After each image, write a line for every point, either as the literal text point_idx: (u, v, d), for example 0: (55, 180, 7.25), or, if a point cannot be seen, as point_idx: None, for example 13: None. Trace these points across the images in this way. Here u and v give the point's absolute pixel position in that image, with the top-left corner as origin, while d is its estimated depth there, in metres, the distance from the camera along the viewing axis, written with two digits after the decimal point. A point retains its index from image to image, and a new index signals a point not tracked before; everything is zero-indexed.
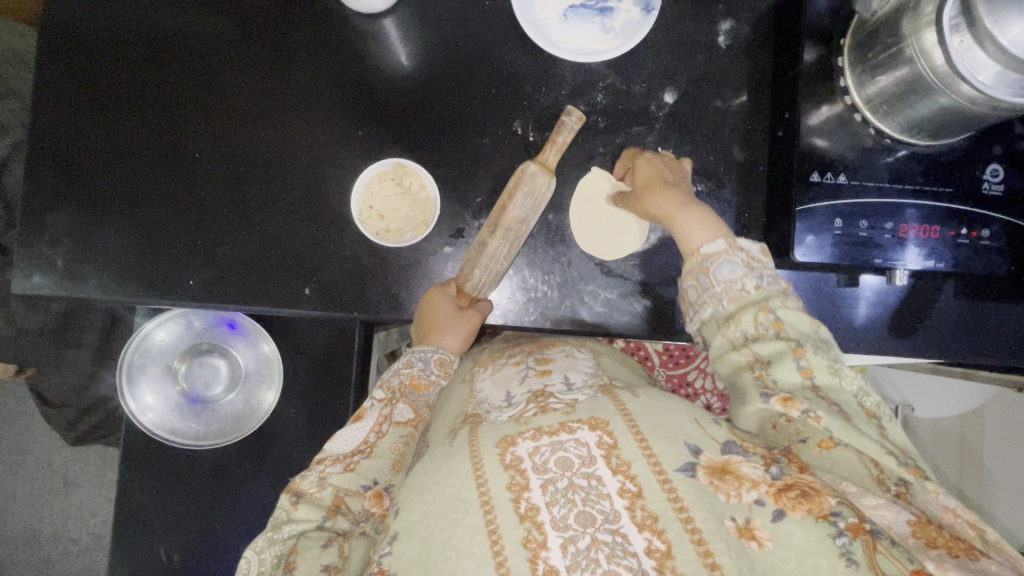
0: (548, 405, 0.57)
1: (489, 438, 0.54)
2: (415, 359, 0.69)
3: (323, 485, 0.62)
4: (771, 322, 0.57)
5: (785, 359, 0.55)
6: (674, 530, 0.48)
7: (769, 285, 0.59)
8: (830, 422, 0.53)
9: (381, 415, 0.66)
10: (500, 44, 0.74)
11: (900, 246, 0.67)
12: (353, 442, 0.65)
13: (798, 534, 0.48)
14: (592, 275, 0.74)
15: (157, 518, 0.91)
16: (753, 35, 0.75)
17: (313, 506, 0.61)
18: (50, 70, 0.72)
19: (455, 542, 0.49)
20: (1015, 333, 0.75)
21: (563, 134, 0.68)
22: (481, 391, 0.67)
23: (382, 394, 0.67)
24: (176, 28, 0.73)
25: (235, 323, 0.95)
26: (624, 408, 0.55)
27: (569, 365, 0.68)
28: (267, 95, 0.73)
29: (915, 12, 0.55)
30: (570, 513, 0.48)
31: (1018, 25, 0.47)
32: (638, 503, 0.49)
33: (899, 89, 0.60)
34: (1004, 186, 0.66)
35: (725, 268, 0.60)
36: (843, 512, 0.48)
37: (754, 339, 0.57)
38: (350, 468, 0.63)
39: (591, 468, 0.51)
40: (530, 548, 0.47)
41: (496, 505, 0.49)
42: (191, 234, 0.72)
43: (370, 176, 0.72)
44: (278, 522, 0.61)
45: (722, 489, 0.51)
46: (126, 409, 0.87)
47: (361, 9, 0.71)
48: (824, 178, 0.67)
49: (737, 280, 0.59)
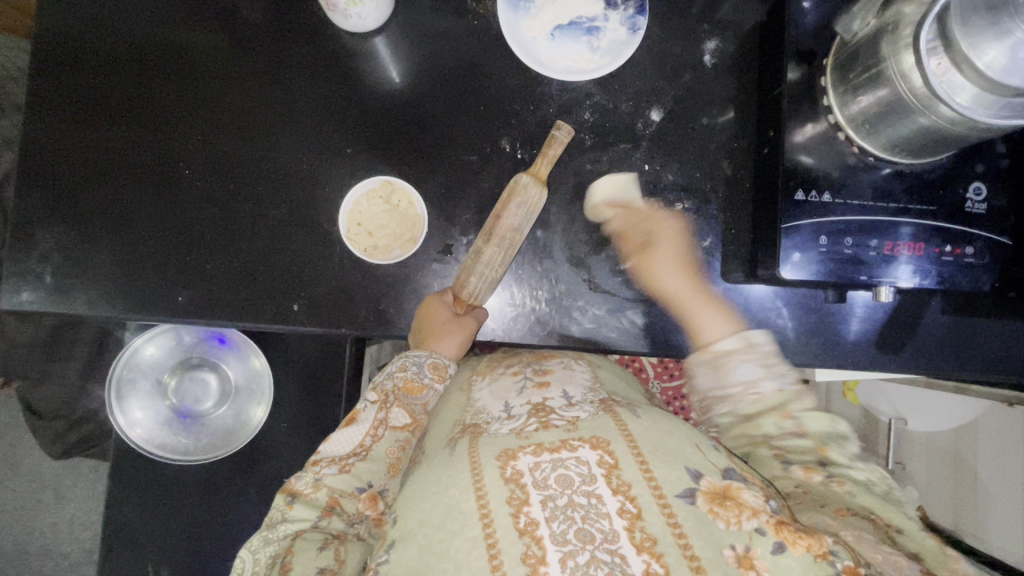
0: (549, 422, 0.57)
1: (491, 449, 0.55)
2: (408, 362, 0.70)
3: (318, 485, 0.63)
4: (792, 426, 0.63)
5: (808, 451, 0.62)
6: (673, 555, 0.47)
7: (788, 386, 0.64)
8: (851, 488, 0.59)
9: (377, 419, 0.67)
10: (489, 63, 0.75)
11: (887, 263, 0.67)
12: (348, 443, 0.66)
13: (796, 571, 0.48)
14: (580, 290, 0.75)
15: (145, 533, 0.90)
16: (737, 54, 0.76)
17: (308, 506, 0.62)
18: (45, 82, 0.73)
19: (453, 554, 0.48)
20: (1002, 349, 0.75)
21: (554, 147, 0.70)
22: (478, 400, 0.68)
23: (375, 396, 0.68)
24: (171, 41, 0.74)
25: (226, 338, 0.95)
26: (625, 428, 0.56)
27: (568, 378, 0.69)
28: (260, 112, 0.74)
29: (894, 36, 0.56)
30: (569, 529, 0.48)
31: (993, 49, 0.49)
32: (637, 525, 0.49)
33: (880, 110, 0.61)
34: (987, 204, 0.66)
35: (742, 369, 0.65)
36: (839, 553, 0.49)
37: (774, 437, 0.63)
38: (346, 468, 0.64)
39: (591, 487, 0.51)
40: (529, 563, 0.47)
41: (495, 518, 0.49)
42: (181, 251, 0.72)
43: (358, 195, 0.72)
44: (273, 521, 0.62)
45: (722, 516, 0.51)
46: (115, 424, 0.88)
47: (351, 28, 0.72)
48: (808, 197, 0.67)
49: (756, 382, 0.65)
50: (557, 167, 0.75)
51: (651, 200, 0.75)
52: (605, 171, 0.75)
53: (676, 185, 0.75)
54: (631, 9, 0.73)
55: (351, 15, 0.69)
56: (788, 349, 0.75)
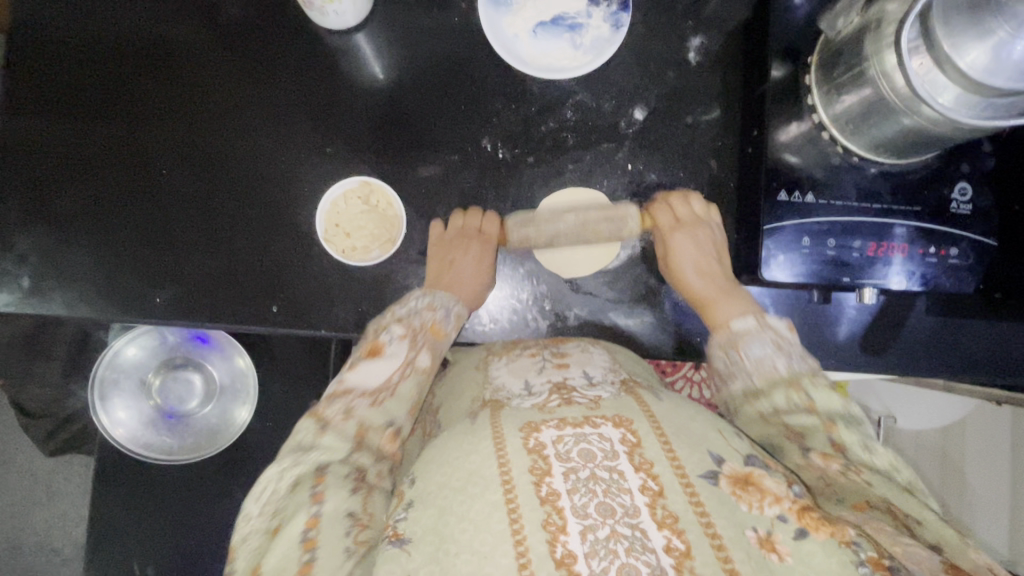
0: (572, 398, 0.54)
1: (512, 421, 0.52)
2: (436, 303, 0.67)
3: (349, 415, 0.58)
4: (803, 401, 0.57)
5: (817, 433, 0.55)
6: (693, 532, 0.44)
7: (798, 364, 0.60)
8: (871, 476, 0.52)
9: (405, 359, 0.63)
10: (469, 60, 0.74)
11: (870, 265, 0.67)
12: (373, 377, 0.61)
13: (819, 556, 0.45)
14: (561, 291, 0.74)
15: (132, 531, 0.90)
16: (722, 52, 0.75)
17: (338, 435, 0.57)
18: (21, 75, 0.72)
19: (473, 514, 0.45)
20: (989, 351, 0.74)
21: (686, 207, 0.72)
22: (496, 378, 0.62)
23: (402, 330, 0.64)
24: (145, 33, 0.73)
25: (207, 337, 0.95)
26: (649, 410, 0.53)
27: (587, 359, 0.63)
28: (236, 109, 0.73)
29: (877, 34, 0.54)
30: (590, 502, 0.44)
31: (974, 49, 0.49)
32: (659, 502, 0.45)
33: (862, 108, 0.60)
34: (971, 205, 0.66)
35: (754, 346, 0.61)
36: (864, 543, 0.46)
37: (784, 413, 0.57)
38: (374, 403, 0.59)
39: (613, 462, 0.47)
40: (549, 530, 0.43)
41: (517, 485, 0.46)
42: (157, 252, 0.72)
43: (336, 195, 0.71)
44: (302, 447, 0.56)
45: (745, 499, 0.47)
46: (98, 425, 0.88)
47: (330, 26, 0.71)
48: (791, 198, 0.66)
49: (768, 358, 0.60)
50: (538, 168, 0.74)
51: (634, 200, 0.75)
52: (587, 171, 0.74)
53: (660, 185, 0.75)
54: (614, 5, 0.72)
55: (329, 12, 0.68)
56: None
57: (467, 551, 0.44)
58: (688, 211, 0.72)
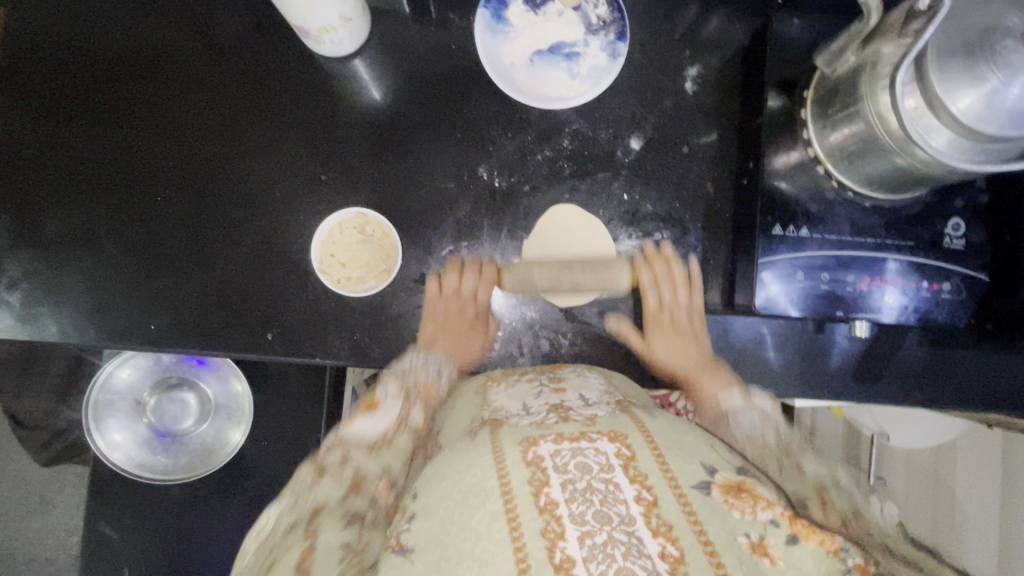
0: (569, 416, 0.53)
1: (511, 436, 0.51)
2: (429, 363, 0.70)
3: (346, 463, 0.59)
4: (802, 441, 0.61)
5: (815, 462, 0.58)
6: (687, 540, 0.44)
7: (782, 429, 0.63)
8: (872, 519, 0.53)
9: (399, 414, 0.65)
10: (466, 87, 0.73)
11: (864, 298, 0.67)
12: (370, 429, 0.63)
13: (807, 564, 0.45)
14: (557, 320, 0.74)
15: (124, 548, 0.90)
16: (720, 81, 0.75)
17: (335, 481, 0.58)
18: (20, 90, 0.72)
19: (474, 523, 0.46)
20: (984, 383, 0.74)
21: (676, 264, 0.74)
22: (495, 400, 0.61)
23: (396, 388, 0.67)
24: (143, 51, 0.73)
25: (203, 358, 0.95)
26: (643, 427, 0.52)
27: (584, 384, 0.62)
28: (234, 131, 0.73)
29: (872, 73, 0.54)
30: (587, 510, 0.44)
31: (968, 96, 0.49)
32: (653, 511, 0.45)
33: (856, 147, 0.60)
34: (964, 240, 0.66)
35: (745, 420, 0.63)
36: (852, 550, 0.46)
37: (786, 450, 0.60)
38: (371, 452, 0.61)
39: (609, 475, 0.46)
40: (547, 537, 0.43)
41: (517, 495, 0.46)
42: (151, 280, 0.72)
43: (331, 226, 0.72)
44: (302, 493, 0.58)
45: (737, 506, 0.47)
46: (94, 448, 0.88)
47: (328, 53, 0.71)
48: (786, 231, 0.67)
49: (757, 429, 0.62)
50: (535, 196, 0.74)
51: (630, 230, 0.75)
52: (583, 201, 0.74)
53: (655, 214, 0.75)
54: (612, 34, 0.72)
55: (325, 41, 0.68)
56: (766, 379, 0.75)
57: (468, 559, 0.44)
58: (681, 275, 0.74)
